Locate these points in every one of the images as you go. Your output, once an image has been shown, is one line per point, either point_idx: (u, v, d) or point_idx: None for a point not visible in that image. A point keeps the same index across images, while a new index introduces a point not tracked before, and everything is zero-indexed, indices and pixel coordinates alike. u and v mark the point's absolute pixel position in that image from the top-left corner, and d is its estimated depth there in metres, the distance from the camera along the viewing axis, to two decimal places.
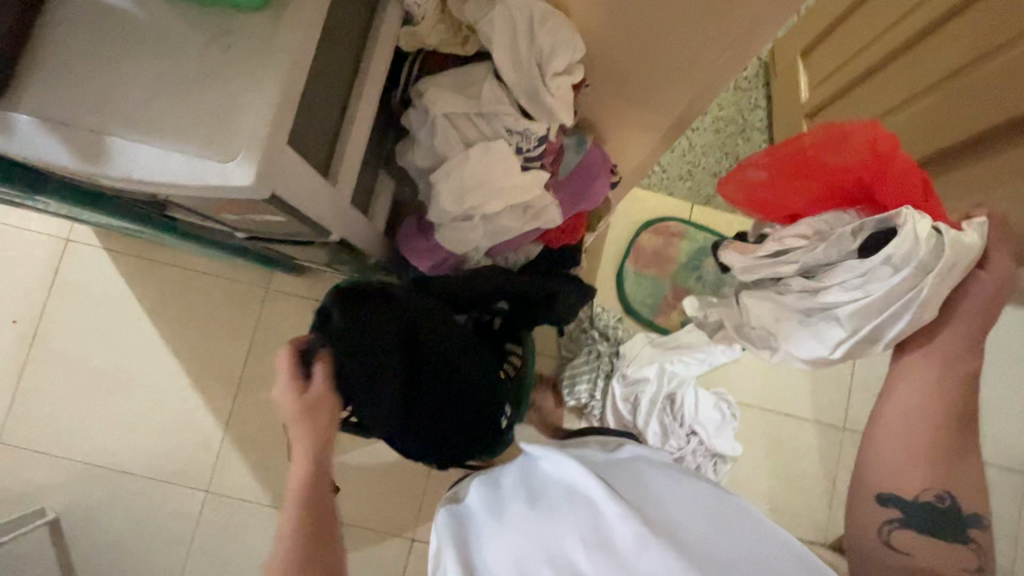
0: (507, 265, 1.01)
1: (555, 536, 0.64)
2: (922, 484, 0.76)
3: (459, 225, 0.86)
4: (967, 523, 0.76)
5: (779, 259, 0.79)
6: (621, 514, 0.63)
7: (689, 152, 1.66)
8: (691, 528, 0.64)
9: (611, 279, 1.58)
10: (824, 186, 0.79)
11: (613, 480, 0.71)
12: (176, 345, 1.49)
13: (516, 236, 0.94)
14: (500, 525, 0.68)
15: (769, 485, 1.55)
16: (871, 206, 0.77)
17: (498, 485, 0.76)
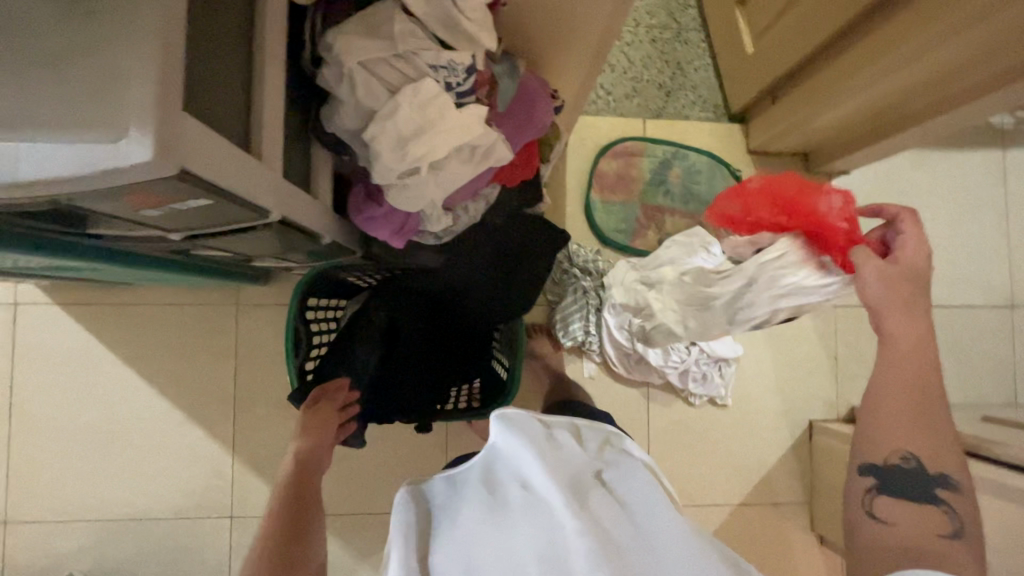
0: (471, 216, 0.97)
1: (517, 548, 0.56)
2: (894, 445, 0.71)
3: (407, 182, 0.81)
4: (939, 486, 0.69)
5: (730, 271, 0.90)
6: (594, 536, 0.55)
7: (629, 68, 1.63)
8: (667, 553, 0.57)
9: (580, 213, 1.55)
10: (769, 208, 0.80)
11: (592, 493, 0.62)
12: (162, 380, 1.45)
13: (470, 182, 0.90)
14: (463, 524, 0.60)
15: (775, 377, 1.58)
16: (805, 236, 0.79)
17: (471, 478, 0.67)
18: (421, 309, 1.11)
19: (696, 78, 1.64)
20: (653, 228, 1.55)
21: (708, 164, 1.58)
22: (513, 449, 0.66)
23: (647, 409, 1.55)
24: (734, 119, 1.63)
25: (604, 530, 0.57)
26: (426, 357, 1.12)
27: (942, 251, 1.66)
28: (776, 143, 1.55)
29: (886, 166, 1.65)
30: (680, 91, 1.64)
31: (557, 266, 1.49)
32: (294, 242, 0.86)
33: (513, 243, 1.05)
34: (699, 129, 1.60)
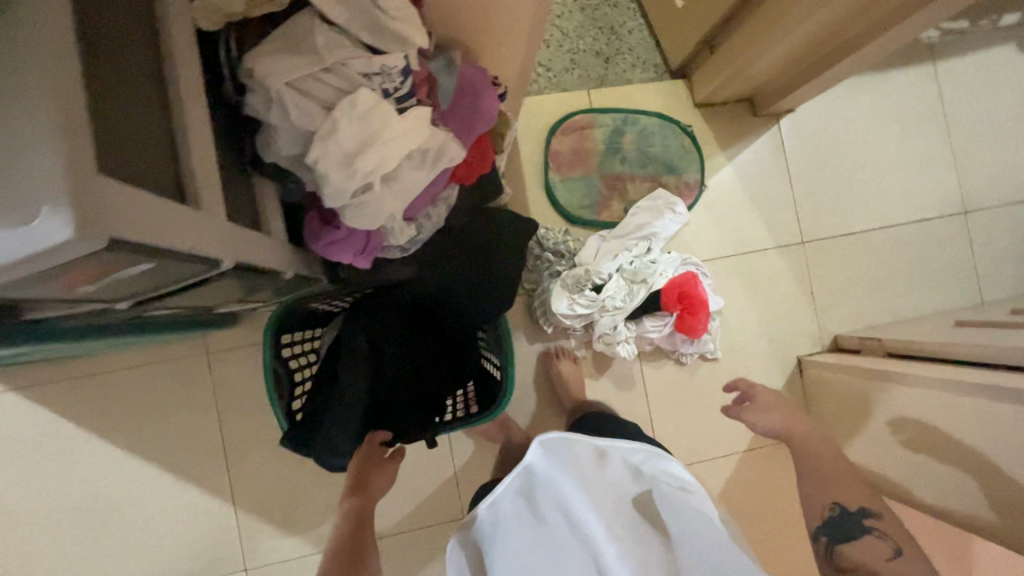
0: (434, 223, 0.93)
1: (565, 559, 0.74)
2: (828, 498, 1.20)
3: (362, 199, 0.77)
4: (865, 518, 1.16)
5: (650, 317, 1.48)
6: (622, 544, 0.73)
7: (564, 40, 1.60)
8: (689, 559, 0.73)
9: (542, 196, 1.52)
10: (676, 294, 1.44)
11: (622, 505, 0.76)
12: (145, 446, 1.37)
13: (427, 188, 0.86)
14: (513, 542, 0.76)
15: (759, 321, 1.61)
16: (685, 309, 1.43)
17: (520, 499, 0.78)
18: (399, 323, 1.06)
19: (632, 39, 1.63)
20: (617, 198, 1.54)
21: (659, 125, 1.57)
22: (551, 478, 0.75)
23: (642, 377, 1.56)
24: (676, 74, 1.62)
25: (634, 547, 0.73)
26: (413, 372, 1.08)
27: (894, 171, 1.70)
28: (722, 92, 1.56)
29: (830, 96, 1.67)
30: (618, 55, 1.62)
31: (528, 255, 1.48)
32: (251, 285, 0.80)
33: (478, 242, 1.02)
34: (644, 90, 1.59)
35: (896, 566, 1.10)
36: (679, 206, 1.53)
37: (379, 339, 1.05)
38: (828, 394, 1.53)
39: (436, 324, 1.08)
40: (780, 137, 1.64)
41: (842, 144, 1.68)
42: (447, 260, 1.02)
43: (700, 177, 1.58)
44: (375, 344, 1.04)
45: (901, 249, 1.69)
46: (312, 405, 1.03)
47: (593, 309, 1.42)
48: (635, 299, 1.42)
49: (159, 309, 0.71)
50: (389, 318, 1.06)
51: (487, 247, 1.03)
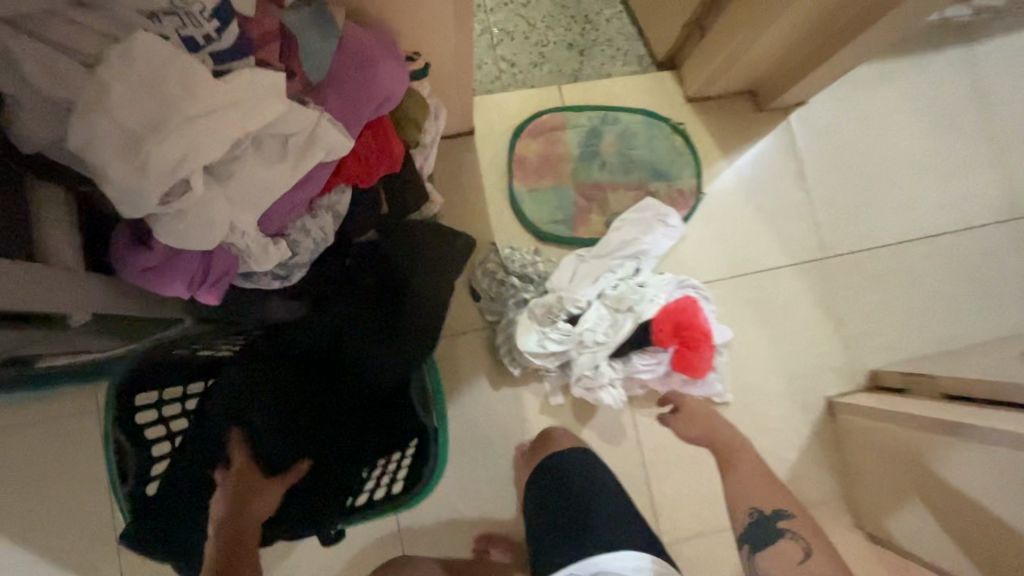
0: (317, 242, 0.68)
1: None
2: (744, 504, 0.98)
3: (175, 203, 0.53)
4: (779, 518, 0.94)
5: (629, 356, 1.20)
6: None
7: (530, 33, 1.38)
8: None
9: (506, 210, 1.27)
10: (669, 324, 1.16)
11: None
12: (11, 529, 1.10)
13: (293, 192, 0.61)
14: None
15: (777, 353, 1.31)
16: (678, 341, 1.16)
17: None
18: (298, 376, 0.84)
19: (611, 30, 1.40)
20: (596, 210, 1.29)
21: (644, 123, 1.32)
22: None
23: (634, 426, 1.26)
24: (663, 66, 1.39)
25: None
26: (314, 439, 0.85)
27: (928, 172, 1.43)
28: (716, 81, 1.31)
29: (847, 88, 1.42)
30: (595, 48, 1.39)
31: (465, 282, 1.24)
32: (35, 330, 0.56)
33: (387, 275, 0.80)
34: (627, 85, 1.35)
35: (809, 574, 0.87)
36: (672, 217, 1.28)
37: (265, 399, 0.80)
38: (867, 442, 1.23)
39: (336, 378, 0.85)
40: (791, 136, 1.38)
41: (865, 143, 1.42)
42: (360, 298, 0.81)
43: (696, 183, 1.32)
44: (253, 407, 0.79)
45: (946, 262, 1.40)
46: (170, 484, 0.78)
47: (568, 345, 1.15)
48: (620, 332, 1.16)
49: None
50: (270, 371, 0.81)
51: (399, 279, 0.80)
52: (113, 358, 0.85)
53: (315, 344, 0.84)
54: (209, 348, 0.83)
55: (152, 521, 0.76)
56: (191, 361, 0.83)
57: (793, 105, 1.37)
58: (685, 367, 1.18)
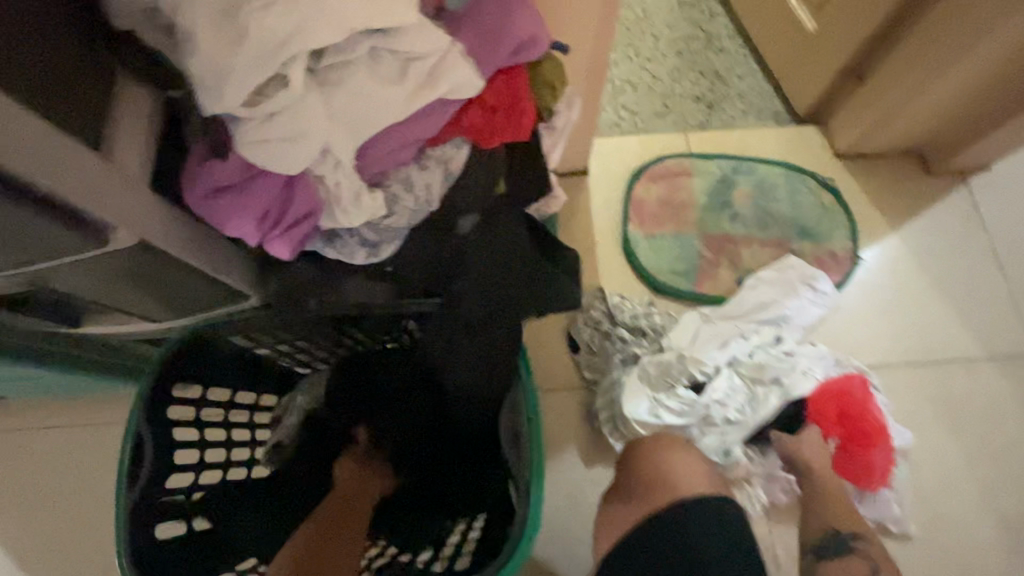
0: (418, 205, 0.54)
1: None
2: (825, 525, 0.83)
3: (269, 100, 0.43)
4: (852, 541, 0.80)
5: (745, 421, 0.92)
6: None
7: (655, 84, 1.28)
8: None
9: (618, 254, 1.11)
10: (833, 408, 0.91)
11: None
12: None
13: (401, 129, 0.49)
14: None
15: (975, 475, 0.97)
16: (843, 431, 0.91)
17: None
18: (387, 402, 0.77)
19: (744, 85, 1.27)
20: (725, 264, 1.09)
21: (784, 176, 1.16)
22: None
23: (773, 548, 0.93)
24: (806, 122, 1.23)
25: None
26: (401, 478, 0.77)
27: None
28: (876, 137, 1.13)
29: None
30: (727, 101, 1.26)
31: (562, 329, 1.04)
32: (67, 254, 0.45)
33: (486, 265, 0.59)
34: (763, 137, 1.21)
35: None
36: (822, 281, 1.04)
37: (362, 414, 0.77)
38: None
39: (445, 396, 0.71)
40: (972, 205, 1.14)
41: None
42: (446, 297, 0.62)
43: (851, 246, 1.10)
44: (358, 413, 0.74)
45: None
46: (229, 503, 0.71)
47: (690, 419, 0.91)
48: (763, 410, 0.92)
49: None
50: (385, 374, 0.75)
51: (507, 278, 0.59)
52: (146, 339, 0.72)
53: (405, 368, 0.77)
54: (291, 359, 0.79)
55: (177, 548, 0.64)
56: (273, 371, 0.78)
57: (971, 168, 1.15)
58: (851, 469, 0.91)
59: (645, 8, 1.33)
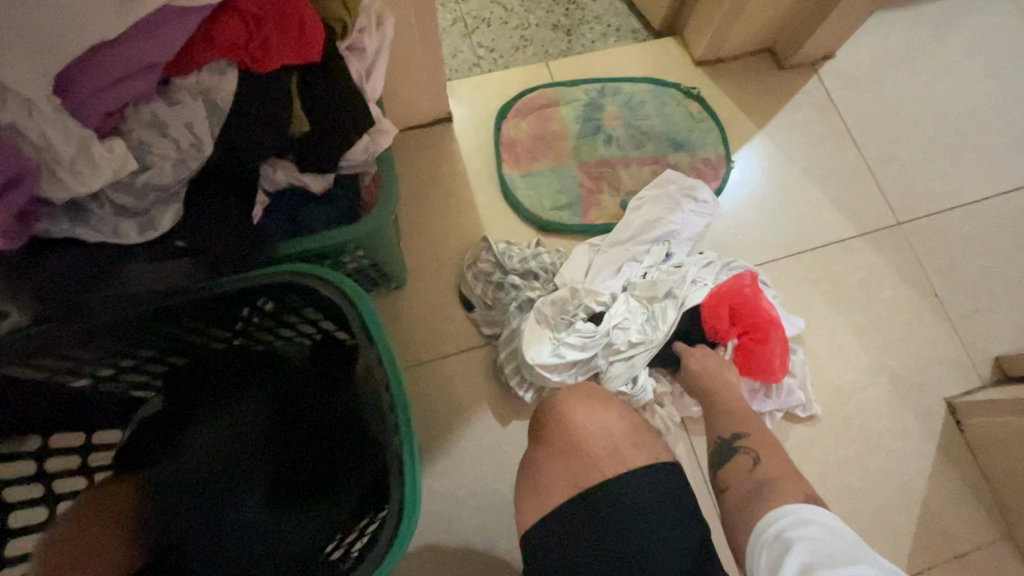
0: (183, 152, 0.44)
1: None
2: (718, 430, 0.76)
3: None
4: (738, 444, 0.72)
5: (642, 336, 0.89)
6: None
7: (508, 17, 1.18)
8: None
9: (497, 199, 1.04)
10: (722, 308, 0.91)
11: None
12: None
13: (114, 54, 0.38)
14: None
15: (863, 348, 1.01)
16: (737, 329, 0.91)
17: None
18: (258, 418, 0.67)
19: (597, 7, 1.21)
20: (607, 189, 1.05)
21: (650, 92, 1.13)
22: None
23: (695, 459, 0.94)
24: (663, 36, 1.20)
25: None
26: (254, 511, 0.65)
27: (998, 119, 1.19)
28: (729, 39, 1.12)
29: (879, 40, 1.22)
30: (584, 25, 1.20)
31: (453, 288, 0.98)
32: None
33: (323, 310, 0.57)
34: (625, 57, 1.17)
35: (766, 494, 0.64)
36: (701, 191, 1.02)
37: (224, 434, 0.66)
38: (1004, 444, 0.92)
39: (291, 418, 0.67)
40: (825, 95, 1.17)
41: (916, 94, 1.19)
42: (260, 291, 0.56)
43: (723, 151, 1.10)
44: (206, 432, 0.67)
45: None
46: None
47: (593, 349, 0.87)
48: (664, 325, 0.89)
49: None
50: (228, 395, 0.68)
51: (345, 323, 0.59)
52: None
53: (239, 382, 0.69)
54: (126, 381, 0.66)
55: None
56: (103, 405, 0.65)
57: (818, 60, 1.18)
58: (752, 367, 0.90)
59: None
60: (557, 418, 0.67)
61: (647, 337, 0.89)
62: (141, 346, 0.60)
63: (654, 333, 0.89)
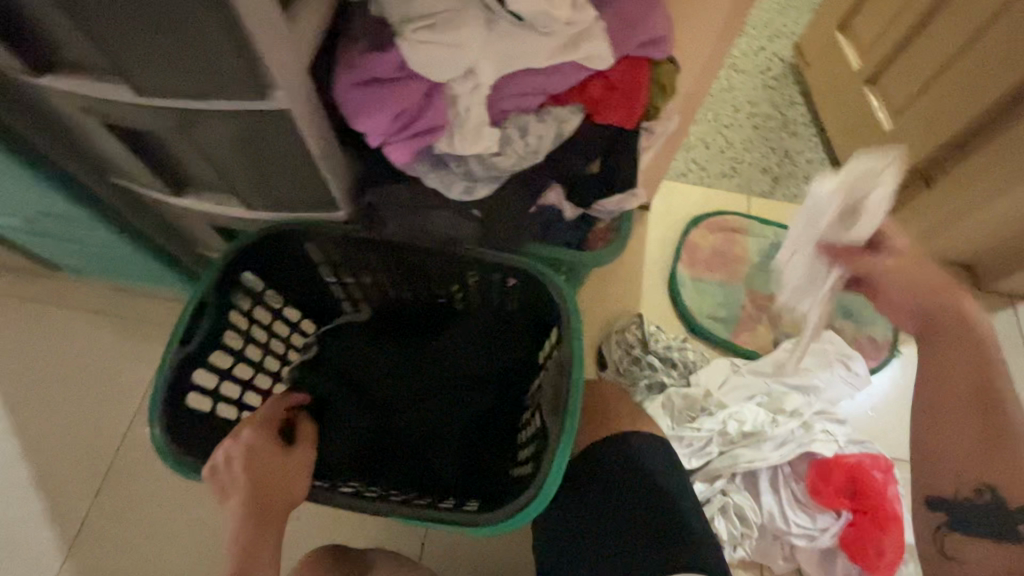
0: (525, 153, 0.59)
1: None
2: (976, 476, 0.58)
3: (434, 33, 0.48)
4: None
5: (788, 504, 0.92)
6: None
7: (727, 148, 1.30)
8: None
9: (660, 287, 1.13)
10: (844, 479, 0.91)
11: None
12: (30, 419, 0.98)
13: (524, 82, 0.55)
14: None
15: None
16: (857, 508, 0.90)
17: None
18: (411, 360, 0.75)
19: (810, 168, 1.31)
20: (765, 323, 1.11)
21: None
22: None
23: None
24: None
25: None
26: (401, 441, 0.72)
27: None
28: (931, 242, 1.16)
29: None
30: (792, 179, 1.29)
31: (595, 344, 1.06)
32: (230, 103, 0.49)
33: (536, 303, 0.69)
34: None
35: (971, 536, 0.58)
36: (856, 363, 1.03)
37: (390, 358, 0.75)
38: None
39: (445, 368, 0.75)
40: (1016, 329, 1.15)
41: None
42: (495, 268, 0.68)
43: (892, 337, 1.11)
44: (372, 359, 0.75)
45: None
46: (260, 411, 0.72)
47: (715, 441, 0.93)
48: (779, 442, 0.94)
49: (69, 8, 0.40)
50: (397, 339, 0.77)
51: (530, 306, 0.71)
52: (219, 225, 0.75)
53: (407, 321, 0.79)
54: (343, 293, 0.80)
55: (200, 423, 0.65)
56: (322, 301, 0.81)
57: (1016, 295, 1.17)
58: (858, 553, 0.88)
59: (731, 79, 1.38)
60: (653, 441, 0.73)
61: (788, 506, 0.91)
62: (393, 275, 0.74)
63: (796, 503, 0.92)
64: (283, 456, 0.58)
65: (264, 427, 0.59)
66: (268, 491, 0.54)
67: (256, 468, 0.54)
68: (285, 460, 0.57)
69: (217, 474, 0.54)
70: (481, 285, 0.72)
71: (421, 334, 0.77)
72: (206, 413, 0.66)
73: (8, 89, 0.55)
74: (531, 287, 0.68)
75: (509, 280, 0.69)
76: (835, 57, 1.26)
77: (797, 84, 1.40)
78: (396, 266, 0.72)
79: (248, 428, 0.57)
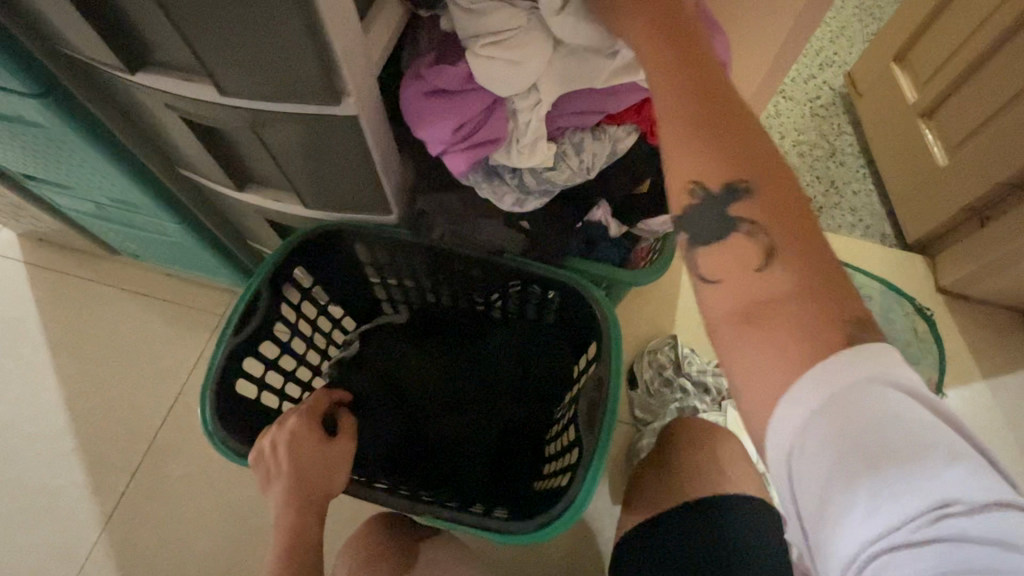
0: (579, 169, 0.60)
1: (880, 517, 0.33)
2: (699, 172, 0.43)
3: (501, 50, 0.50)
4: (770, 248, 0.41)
5: None
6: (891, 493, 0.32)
7: None
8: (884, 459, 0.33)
9: (695, 309, 1.12)
10: None
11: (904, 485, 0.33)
12: (78, 391, 1.03)
13: (583, 101, 0.56)
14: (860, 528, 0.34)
15: None
16: None
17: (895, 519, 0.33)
18: (447, 365, 0.76)
19: (856, 199, 1.28)
20: None
21: None
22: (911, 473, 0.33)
23: None
24: (912, 251, 1.24)
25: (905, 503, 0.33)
26: (434, 444, 0.73)
27: None
28: (983, 283, 1.12)
29: None
30: (838, 209, 1.27)
31: (626, 363, 1.05)
32: (306, 106, 0.51)
33: (577, 316, 0.70)
34: (866, 254, 1.22)
35: (775, 280, 0.39)
36: None
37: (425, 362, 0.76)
38: None
39: (482, 375, 0.75)
40: None
41: None
42: (541, 279, 0.68)
43: (939, 379, 1.08)
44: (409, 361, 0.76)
45: None
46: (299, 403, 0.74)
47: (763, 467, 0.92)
48: None
49: (169, 10, 0.42)
50: (435, 343, 0.78)
51: (571, 318, 0.71)
52: (274, 220, 0.78)
53: (447, 325, 0.80)
54: (385, 294, 0.82)
55: (247, 411, 0.67)
56: (365, 300, 0.83)
57: None
58: None
59: (778, 106, 1.37)
60: (713, 474, 0.72)
61: None
62: (436, 280, 0.76)
63: None
64: (327, 449, 0.57)
65: (310, 415, 0.59)
66: (310, 481, 0.55)
67: (297, 459, 0.55)
68: (328, 452, 0.57)
69: (263, 459, 0.56)
70: (522, 295, 0.73)
71: (460, 339, 0.78)
72: (251, 401, 0.68)
73: (100, 84, 0.60)
74: (575, 301, 0.68)
75: (551, 292, 0.70)
76: (888, 89, 1.24)
77: (845, 113, 1.38)
78: (442, 271, 0.74)
79: (294, 415, 0.58)
